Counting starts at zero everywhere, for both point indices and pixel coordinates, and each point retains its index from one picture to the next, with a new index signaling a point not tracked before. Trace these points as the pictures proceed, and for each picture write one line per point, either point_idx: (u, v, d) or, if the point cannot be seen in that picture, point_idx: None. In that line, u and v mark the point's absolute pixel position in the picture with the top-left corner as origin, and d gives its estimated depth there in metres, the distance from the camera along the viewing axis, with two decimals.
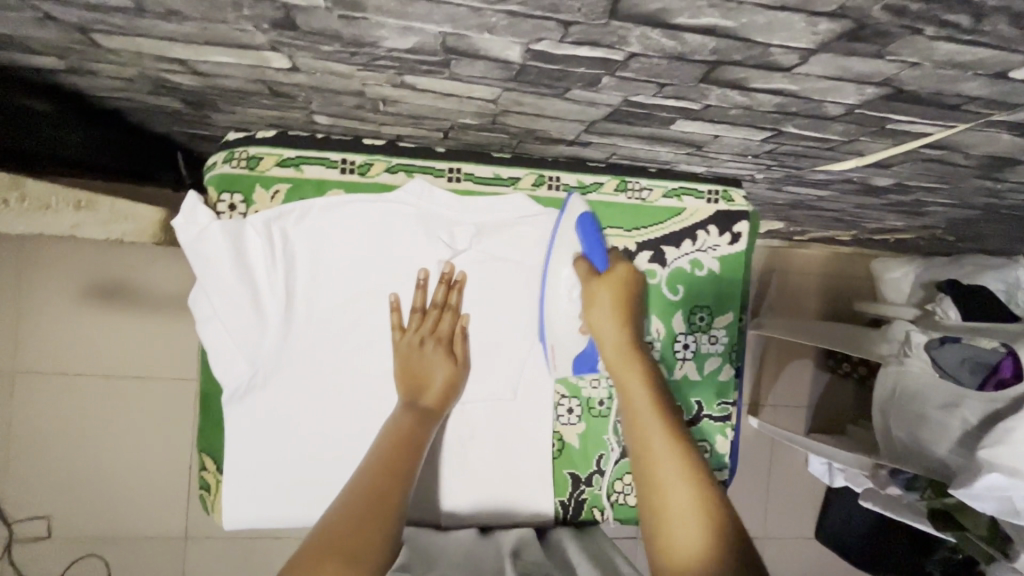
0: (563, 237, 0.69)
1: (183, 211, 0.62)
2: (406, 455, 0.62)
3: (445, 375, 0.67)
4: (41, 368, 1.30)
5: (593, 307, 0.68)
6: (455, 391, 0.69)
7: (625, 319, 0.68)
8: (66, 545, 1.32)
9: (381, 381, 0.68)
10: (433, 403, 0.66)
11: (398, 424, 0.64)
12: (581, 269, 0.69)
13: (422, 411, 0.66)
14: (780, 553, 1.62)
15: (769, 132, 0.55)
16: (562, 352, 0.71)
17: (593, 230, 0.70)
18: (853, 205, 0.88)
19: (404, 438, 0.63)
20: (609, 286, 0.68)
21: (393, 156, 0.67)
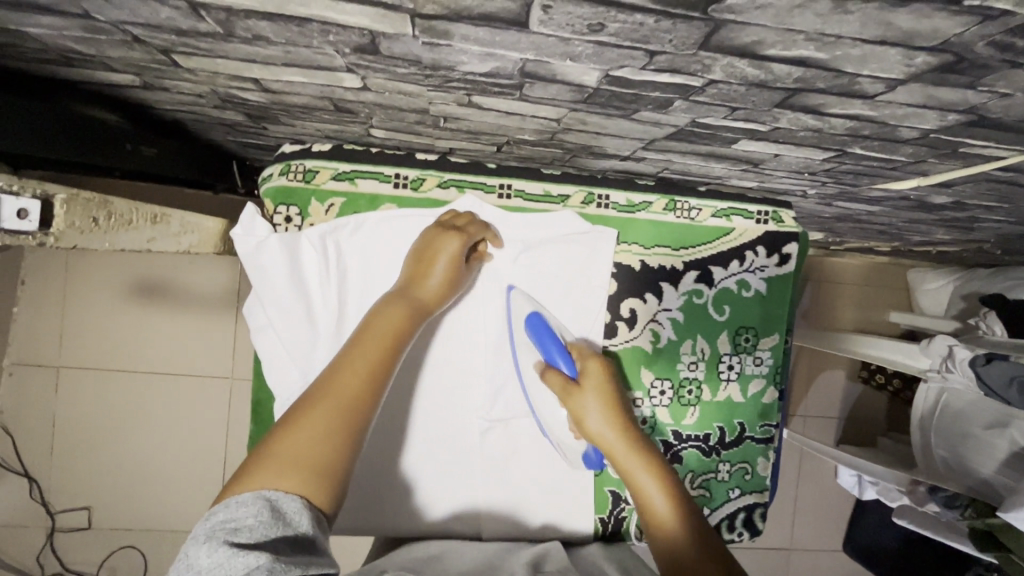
0: (523, 344, 0.68)
1: (241, 221, 0.63)
2: (391, 352, 0.55)
3: (445, 264, 0.62)
4: (84, 363, 1.33)
5: (575, 410, 0.64)
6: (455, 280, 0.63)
7: (609, 402, 0.65)
8: (107, 535, 1.36)
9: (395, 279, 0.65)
10: (432, 298, 0.61)
11: (387, 315, 0.57)
12: (556, 383, 0.65)
13: (416, 304, 0.60)
14: (808, 564, 1.61)
15: (833, 152, 0.54)
16: (568, 449, 0.70)
17: (545, 330, 0.66)
18: (904, 219, 0.86)
19: (389, 331, 0.56)
20: (589, 392, 0.64)
21: (445, 172, 0.67)
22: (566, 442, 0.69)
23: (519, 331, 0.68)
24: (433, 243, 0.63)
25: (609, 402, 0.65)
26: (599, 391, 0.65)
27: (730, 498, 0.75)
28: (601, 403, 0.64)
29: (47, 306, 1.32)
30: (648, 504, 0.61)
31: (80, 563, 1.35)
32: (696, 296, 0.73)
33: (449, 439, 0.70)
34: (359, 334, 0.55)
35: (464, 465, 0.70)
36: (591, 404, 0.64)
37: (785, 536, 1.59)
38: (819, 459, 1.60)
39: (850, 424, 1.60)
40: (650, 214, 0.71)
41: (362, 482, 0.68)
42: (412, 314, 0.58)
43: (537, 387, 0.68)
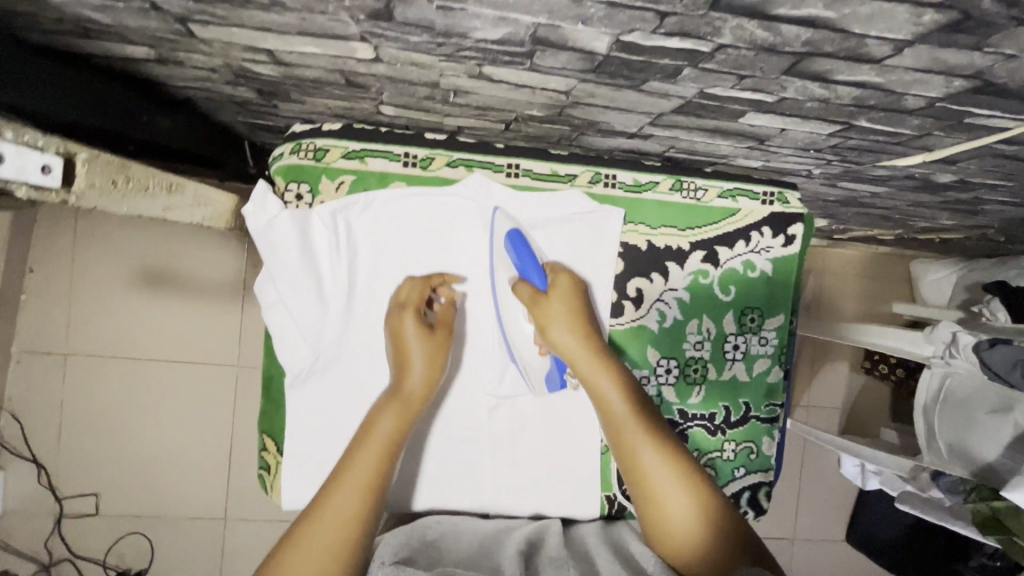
0: (498, 260, 0.68)
1: (252, 199, 0.63)
2: (389, 456, 0.59)
3: (425, 352, 0.63)
4: (90, 350, 1.34)
5: (544, 321, 0.65)
6: (438, 367, 0.64)
7: (580, 323, 0.66)
8: (114, 521, 1.37)
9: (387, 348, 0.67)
10: (418, 390, 0.62)
11: (382, 420, 0.60)
12: (524, 294, 0.66)
13: (405, 399, 0.62)
14: (811, 555, 1.61)
15: (839, 126, 0.55)
16: (533, 372, 0.70)
17: (525, 246, 0.67)
18: (908, 202, 0.87)
19: (384, 436, 0.59)
20: (557, 303, 0.66)
21: (455, 151, 0.67)
22: (530, 361, 0.69)
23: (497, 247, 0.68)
24: (412, 332, 0.63)
25: (603, 359, 0.65)
26: (591, 345, 0.65)
27: (735, 477, 0.75)
28: (600, 364, 0.64)
29: (56, 293, 1.33)
30: (636, 454, 0.61)
31: (87, 550, 1.36)
32: (703, 276, 0.73)
33: (459, 416, 0.70)
34: (359, 439, 0.59)
35: (473, 443, 0.70)
36: (558, 313, 0.65)
37: (788, 526, 1.60)
38: (822, 449, 1.60)
39: (853, 414, 1.61)
40: (657, 194, 0.71)
41: None
42: (403, 412, 0.61)
43: (506, 303, 0.68)
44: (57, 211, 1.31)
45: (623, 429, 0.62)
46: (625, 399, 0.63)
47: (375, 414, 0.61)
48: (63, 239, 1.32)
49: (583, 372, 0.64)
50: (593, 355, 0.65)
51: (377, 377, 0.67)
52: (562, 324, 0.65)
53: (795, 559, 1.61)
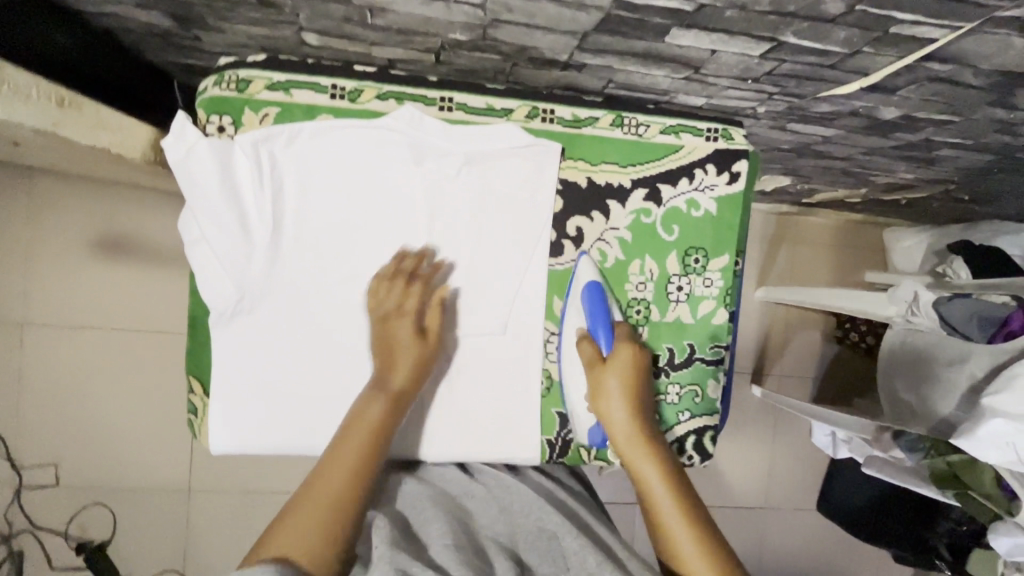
0: (573, 307, 0.69)
1: (172, 130, 0.61)
2: (378, 442, 0.59)
3: (416, 360, 0.63)
4: (46, 318, 1.31)
5: (598, 388, 0.66)
6: (428, 367, 0.64)
7: (636, 404, 0.66)
8: (75, 492, 1.35)
9: (331, 292, 0.65)
10: (404, 382, 0.62)
11: (368, 412, 0.60)
12: (585, 351, 0.67)
13: (386, 389, 0.61)
14: (782, 523, 1.62)
15: (768, 43, 0.53)
16: (577, 421, 0.70)
17: (599, 301, 0.68)
18: (862, 149, 0.85)
19: (371, 426, 0.59)
20: (614, 372, 0.66)
21: (385, 83, 0.65)
22: (582, 412, 0.69)
23: (575, 297, 0.69)
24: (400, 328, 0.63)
25: (649, 445, 0.65)
26: (638, 429, 0.65)
27: (679, 422, 0.74)
28: (651, 458, 0.64)
29: (8, 260, 1.29)
30: (670, 532, 0.60)
31: (49, 521, 1.34)
32: (644, 215, 0.71)
33: None
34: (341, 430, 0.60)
35: None
36: (611, 384, 0.66)
37: (759, 495, 1.60)
38: (793, 418, 1.60)
39: (826, 384, 1.60)
40: (596, 129, 0.69)
41: (300, 401, 0.65)
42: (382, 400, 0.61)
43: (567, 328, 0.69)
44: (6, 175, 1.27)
45: (659, 510, 0.61)
46: (667, 483, 0.62)
47: (361, 404, 0.60)
48: (13, 205, 1.28)
49: (628, 450, 0.65)
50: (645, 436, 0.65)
51: (307, 315, 0.65)
52: (615, 407, 0.66)
53: (767, 529, 1.62)
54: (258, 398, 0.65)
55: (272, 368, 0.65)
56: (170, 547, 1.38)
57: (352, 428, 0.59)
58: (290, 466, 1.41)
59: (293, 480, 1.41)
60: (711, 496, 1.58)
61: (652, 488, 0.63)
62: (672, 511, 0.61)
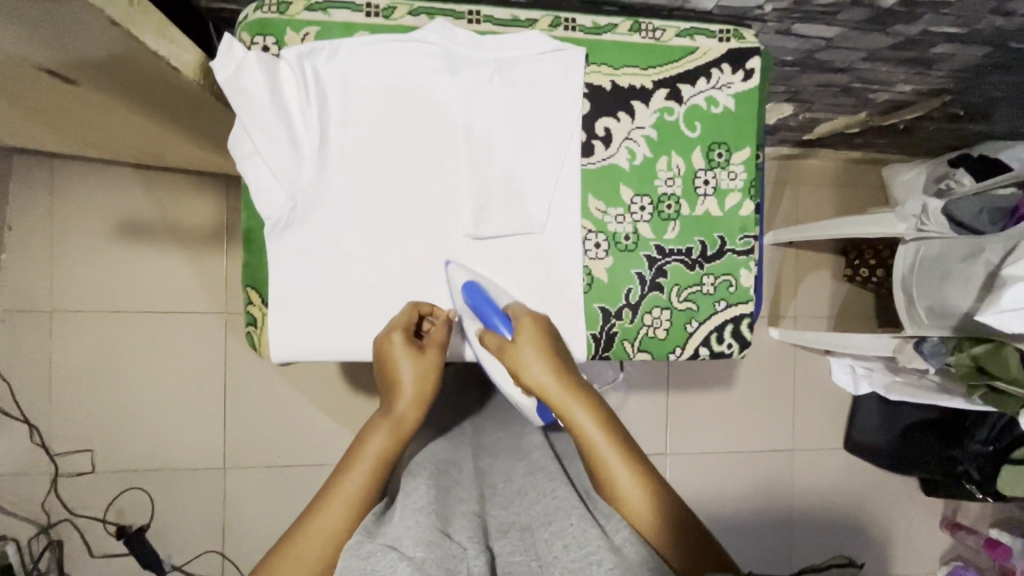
0: (464, 313, 0.68)
1: (220, 49, 0.64)
2: (378, 475, 0.56)
3: (416, 390, 0.60)
4: (76, 305, 1.34)
5: (516, 362, 0.60)
6: (429, 391, 0.61)
7: (558, 364, 0.60)
8: (112, 477, 1.35)
9: (378, 199, 0.68)
10: (409, 411, 0.59)
11: (370, 441, 0.57)
12: (490, 341, 0.63)
13: (395, 418, 0.59)
14: (810, 465, 1.64)
15: None
16: (521, 406, 0.68)
17: (482, 295, 0.66)
18: (862, 54, 0.89)
19: (373, 458, 0.56)
20: (527, 341, 0.61)
21: (416, 1, 0.69)
22: (518, 400, 0.68)
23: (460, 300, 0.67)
24: (401, 353, 0.62)
25: (578, 393, 0.58)
26: (564, 380, 0.59)
27: (716, 311, 0.76)
28: (581, 407, 0.58)
29: (35, 251, 1.32)
30: (617, 490, 0.55)
31: (86, 507, 1.34)
32: (667, 113, 0.75)
33: (438, 261, 0.69)
34: (348, 457, 0.57)
35: (454, 283, 0.70)
36: (530, 354, 0.60)
37: (785, 438, 1.63)
38: (811, 360, 1.63)
39: (840, 324, 1.63)
40: (615, 35, 0.73)
41: (354, 303, 0.68)
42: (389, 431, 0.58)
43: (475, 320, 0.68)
44: (31, 167, 1.31)
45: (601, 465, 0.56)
46: (600, 429, 0.57)
47: (364, 437, 0.58)
48: (38, 195, 1.31)
49: (561, 410, 0.58)
50: (571, 396, 0.58)
51: (357, 221, 0.68)
52: (536, 380, 0.59)
53: (796, 471, 1.63)
54: (315, 304, 0.67)
55: (327, 273, 0.67)
56: (210, 525, 1.38)
57: (354, 459, 0.56)
58: (325, 436, 1.42)
59: (329, 451, 1.43)
60: (739, 441, 1.60)
61: (590, 444, 0.56)
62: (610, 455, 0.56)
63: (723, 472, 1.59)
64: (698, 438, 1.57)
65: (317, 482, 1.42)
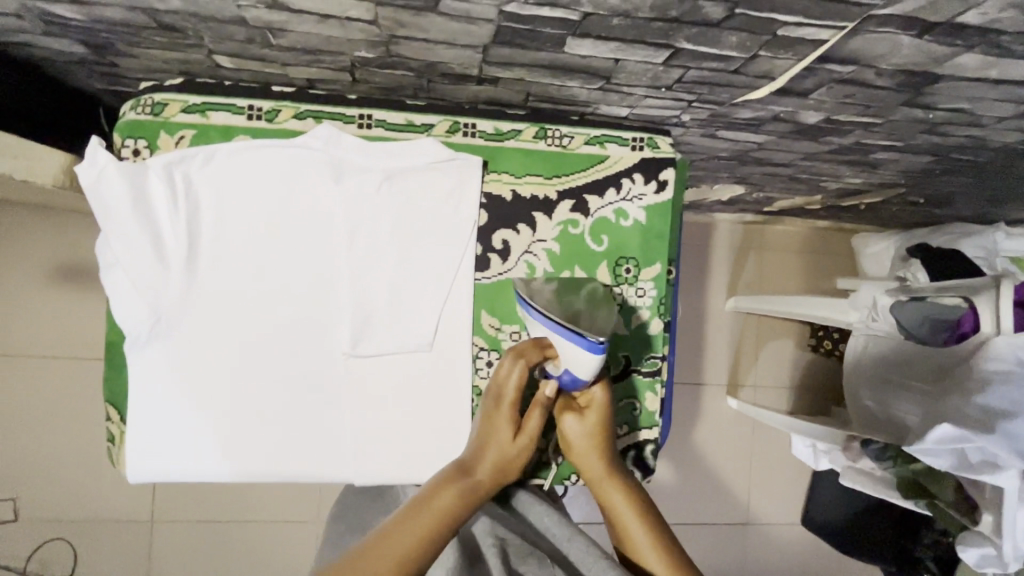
0: (554, 340, 0.60)
1: (84, 155, 0.61)
2: (444, 535, 0.53)
3: (499, 465, 0.59)
4: (6, 349, 1.31)
5: (566, 434, 0.64)
6: (510, 472, 0.60)
7: (607, 450, 0.64)
8: (34, 527, 1.32)
9: (249, 313, 0.64)
10: (487, 482, 0.58)
11: (443, 497, 0.55)
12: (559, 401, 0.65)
13: (471, 485, 0.57)
14: (766, 540, 1.58)
15: (666, 51, 0.53)
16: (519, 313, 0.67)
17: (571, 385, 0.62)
18: (800, 155, 0.85)
19: (441, 512, 0.54)
20: (589, 419, 0.64)
21: (302, 103, 0.66)
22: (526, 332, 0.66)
23: (566, 349, 0.59)
24: (505, 424, 0.61)
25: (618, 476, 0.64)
26: (610, 462, 0.64)
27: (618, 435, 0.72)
28: (621, 489, 0.63)
29: None
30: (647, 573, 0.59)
31: (7, 557, 1.31)
32: (572, 226, 0.70)
33: (312, 379, 0.65)
34: (416, 503, 0.54)
35: (329, 404, 0.66)
36: (581, 434, 0.64)
37: (741, 511, 1.57)
38: (772, 430, 1.58)
39: (803, 395, 1.58)
40: (518, 142, 0.69)
41: (217, 424, 0.64)
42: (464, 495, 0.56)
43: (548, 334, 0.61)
44: None
45: (633, 545, 0.60)
46: (636, 510, 0.62)
47: (436, 486, 0.56)
48: None
49: (598, 487, 0.64)
50: (608, 464, 0.64)
51: (225, 338, 0.64)
52: (581, 445, 0.64)
53: (751, 546, 1.58)
54: (175, 425, 0.63)
55: (188, 392, 0.63)
56: None
57: (426, 508, 0.54)
58: (256, 495, 1.38)
59: (262, 508, 1.38)
60: (691, 513, 1.54)
61: (622, 522, 0.61)
62: (639, 531, 0.60)
63: None
64: None
65: (246, 541, 1.38)
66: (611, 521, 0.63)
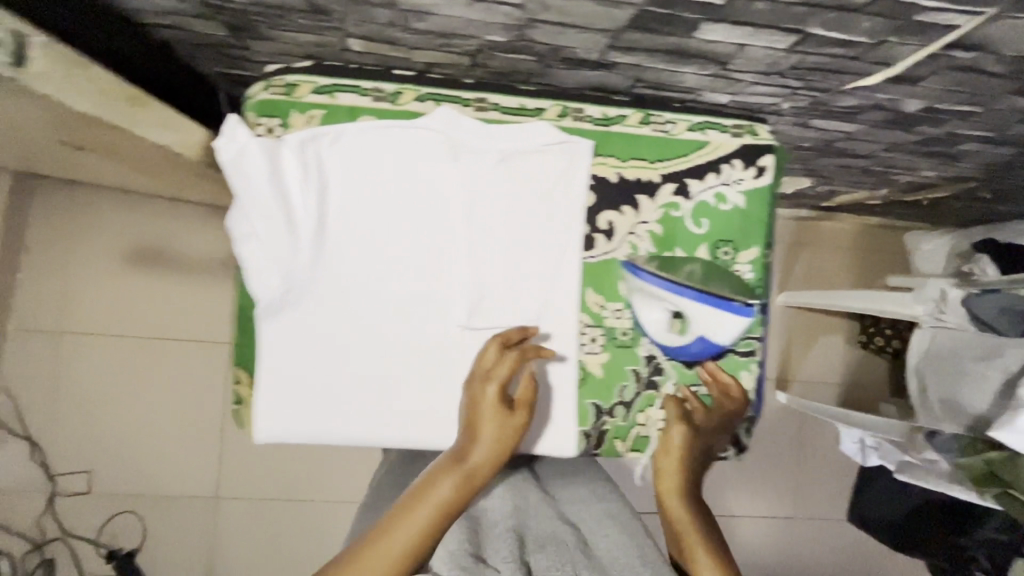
0: (703, 310, 0.69)
1: (224, 132, 0.65)
2: (444, 519, 0.59)
3: (492, 446, 0.62)
4: (83, 328, 1.36)
5: (667, 442, 0.71)
6: (503, 450, 0.63)
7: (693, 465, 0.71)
8: (106, 500, 1.37)
9: (371, 286, 0.67)
10: (482, 464, 0.62)
11: (441, 486, 0.60)
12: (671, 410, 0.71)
13: (468, 470, 0.61)
14: (811, 535, 1.59)
15: (795, 36, 0.56)
16: (636, 288, 0.70)
17: (702, 349, 0.71)
18: (883, 145, 0.87)
19: (441, 502, 0.59)
20: (691, 435, 0.71)
21: (422, 86, 0.69)
22: (644, 307, 0.70)
23: (717, 317, 0.69)
24: (491, 409, 0.63)
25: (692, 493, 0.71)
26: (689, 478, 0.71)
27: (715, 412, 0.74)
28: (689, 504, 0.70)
29: (50, 271, 1.35)
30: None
31: (80, 528, 1.36)
32: (673, 209, 0.73)
33: (428, 349, 0.68)
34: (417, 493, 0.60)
35: (440, 375, 0.69)
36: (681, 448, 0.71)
37: (787, 506, 1.58)
38: (819, 426, 1.59)
39: (851, 391, 1.59)
40: (624, 127, 0.72)
41: (340, 389, 0.67)
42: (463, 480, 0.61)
43: (696, 306, 0.69)
44: (52, 190, 1.34)
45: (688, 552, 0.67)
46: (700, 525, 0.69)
47: (435, 477, 0.61)
48: (55, 217, 1.35)
49: (672, 499, 0.70)
50: (686, 478, 0.71)
51: (349, 309, 0.67)
52: (677, 455, 0.71)
53: (797, 540, 1.58)
54: (300, 389, 0.67)
55: (313, 359, 0.67)
56: (197, 555, 1.38)
57: (426, 498, 0.59)
58: (317, 474, 1.42)
59: (322, 488, 1.42)
60: (737, 506, 1.56)
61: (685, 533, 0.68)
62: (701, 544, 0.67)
63: None
64: None
65: (306, 520, 1.41)
66: (671, 527, 0.70)
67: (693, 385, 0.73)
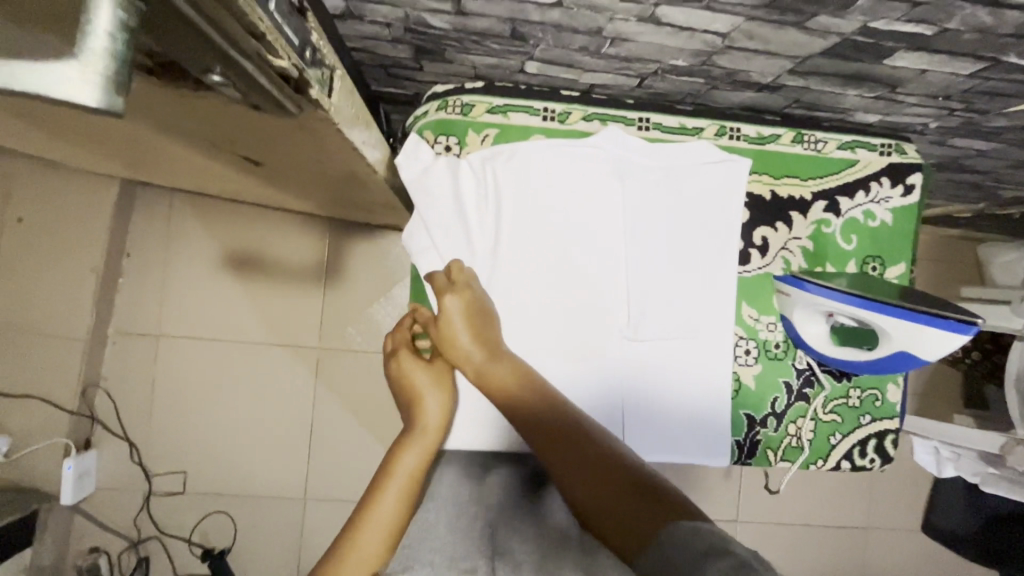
0: (893, 327, 0.64)
1: (406, 152, 0.69)
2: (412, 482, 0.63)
3: (432, 403, 0.67)
4: (178, 332, 1.40)
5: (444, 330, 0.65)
6: (442, 399, 0.67)
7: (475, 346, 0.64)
8: (199, 500, 1.40)
9: (540, 297, 0.70)
10: (431, 421, 0.66)
11: (405, 455, 0.65)
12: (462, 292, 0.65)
13: (420, 431, 0.66)
14: (884, 546, 1.59)
15: (986, 63, 0.57)
16: (795, 305, 0.71)
17: (894, 361, 0.67)
18: (1009, 162, 0.88)
19: (404, 471, 0.63)
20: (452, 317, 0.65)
21: (589, 105, 0.72)
22: (808, 325, 0.70)
23: (915, 334, 0.63)
24: (408, 366, 0.68)
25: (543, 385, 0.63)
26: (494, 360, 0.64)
27: (860, 424, 0.76)
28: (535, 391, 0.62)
29: (150, 276, 1.40)
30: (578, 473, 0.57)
31: (174, 527, 1.39)
32: (825, 226, 0.75)
33: (593, 360, 0.71)
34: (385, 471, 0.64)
35: (605, 386, 0.71)
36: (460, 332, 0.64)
37: (860, 515, 1.59)
38: None
39: (923, 401, 1.59)
40: (778, 145, 0.74)
41: None
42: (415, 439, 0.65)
43: (880, 322, 0.64)
44: (155, 198, 1.40)
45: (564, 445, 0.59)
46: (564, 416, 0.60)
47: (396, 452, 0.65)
48: (156, 224, 1.40)
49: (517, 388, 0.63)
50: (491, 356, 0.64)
51: (520, 320, 0.70)
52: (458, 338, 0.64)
53: (869, 551, 1.59)
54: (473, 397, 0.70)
55: None
56: (285, 556, 1.40)
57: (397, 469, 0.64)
58: None
59: None
60: (810, 514, 1.57)
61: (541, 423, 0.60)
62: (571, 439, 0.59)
63: (793, 544, 1.56)
64: (770, 507, 1.55)
65: None
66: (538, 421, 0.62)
67: (841, 396, 0.75)
